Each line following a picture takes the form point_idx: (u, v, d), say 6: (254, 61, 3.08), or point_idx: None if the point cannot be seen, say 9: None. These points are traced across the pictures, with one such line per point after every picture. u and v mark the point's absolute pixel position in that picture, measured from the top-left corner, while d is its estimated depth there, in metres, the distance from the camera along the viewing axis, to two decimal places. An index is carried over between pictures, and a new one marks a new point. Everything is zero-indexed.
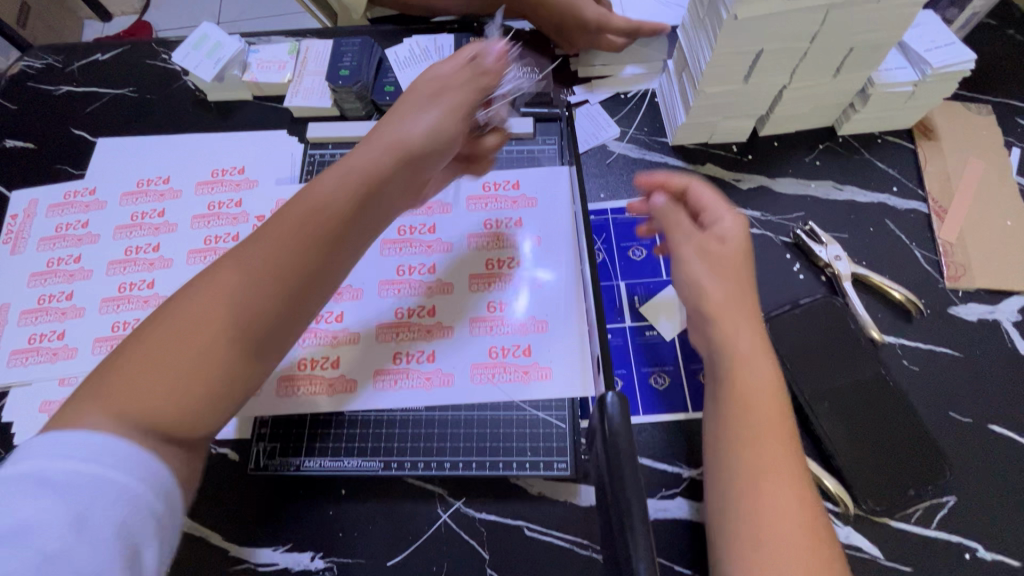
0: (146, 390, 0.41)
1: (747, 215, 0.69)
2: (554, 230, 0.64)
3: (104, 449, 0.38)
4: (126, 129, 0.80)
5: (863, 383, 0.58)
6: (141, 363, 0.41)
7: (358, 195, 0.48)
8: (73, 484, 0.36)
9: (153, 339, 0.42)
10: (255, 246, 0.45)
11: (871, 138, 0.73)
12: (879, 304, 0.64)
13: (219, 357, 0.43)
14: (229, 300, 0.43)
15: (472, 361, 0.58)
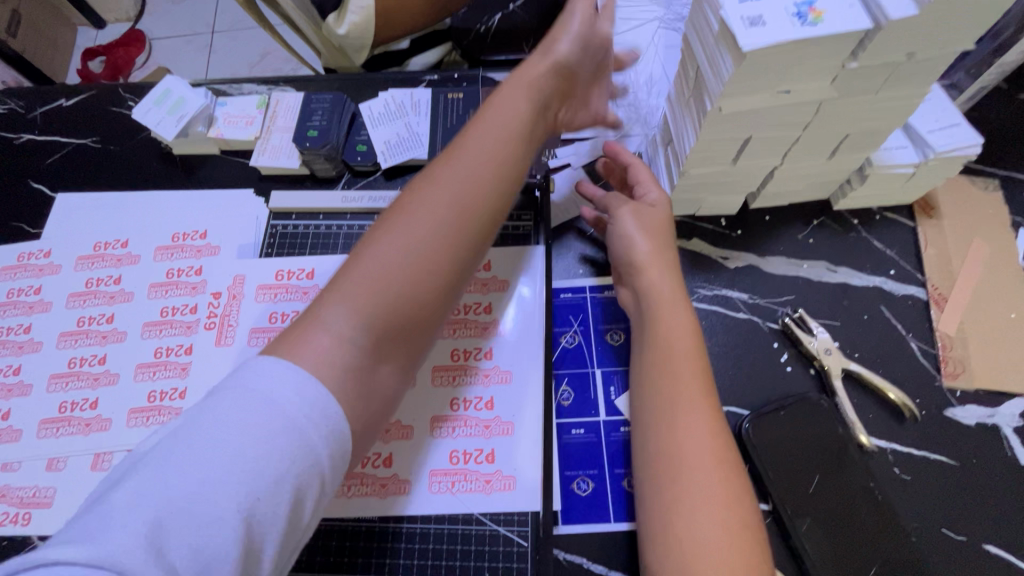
0: (344, 329, 0.42)
1: (734, 298, 0.65)
2: (521, 322, 0.61)
3: (301, 397, 0.37)
4: (87, 184, 0.76)
5: (849, 498, 0.54)
6: (369, 283, 0.44)
7: (495, 170, 0.51)
8: (272, 436, 0.35)
9: (370, 268, 0.45)
10: (425, 207, 0.47)
11: (869, 214, 0.69)
12: (871, 403, 0.60)
13: (417, 301, 0.45)
14: (413, 250, 0.45)
15: (432, 467, 0.55)
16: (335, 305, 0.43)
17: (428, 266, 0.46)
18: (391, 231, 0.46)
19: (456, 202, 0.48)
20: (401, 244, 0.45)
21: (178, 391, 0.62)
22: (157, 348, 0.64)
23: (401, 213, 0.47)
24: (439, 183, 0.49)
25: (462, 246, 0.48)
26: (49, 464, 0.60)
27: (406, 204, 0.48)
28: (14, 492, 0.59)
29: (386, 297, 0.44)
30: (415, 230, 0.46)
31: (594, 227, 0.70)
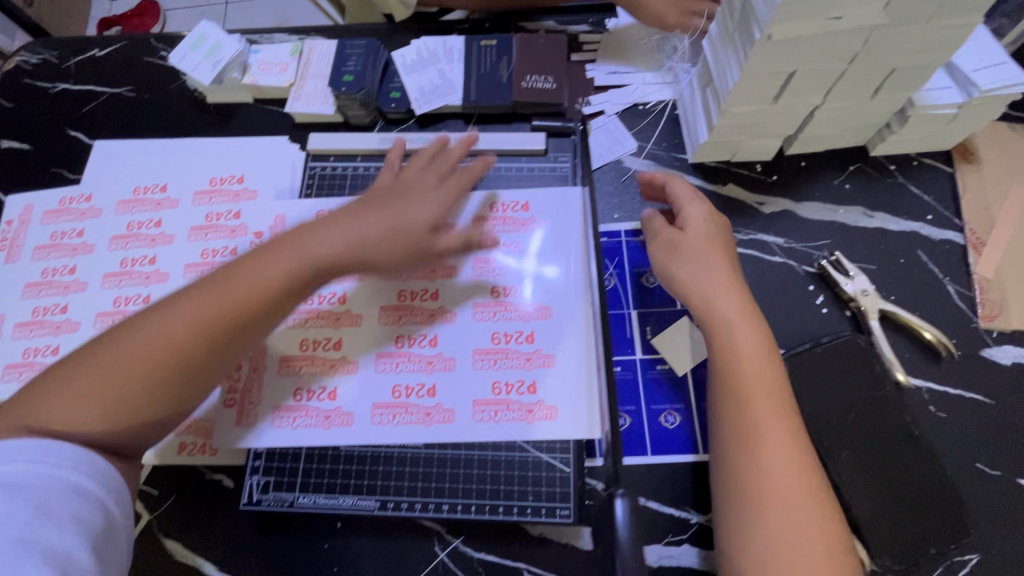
0: (69, 403, 0.47)
1: (770, 242, 0.65)
2: (562, 259, 0.59)
3: (44, 452, 0.44)
4: (123, 132, 0.77)
5: (886, 433, 0.55)
6: (58, 397, 0.47)
7: (247, 289, 0.50)
8: (14, 484, 0.42)
9: (125, 352, 0.48)
10: (149, 322, 0.49)
11: (907, 160, 0.69)
12: (906, 343, 0.60)
13: (144, 362, 0.48)
14: (109, 377, 0.47)
15: (474, 397, 0.55)
16: (66, 412, 0.47)
17: (186, 361, 0.49)
18: (179, 307, 0.49)
19: (256, 280, 0.50)
20: (175, 350, 0.48)
21: None
22: None
23: (202, 292, 0.50)
24: (218, 284, 0.50)
25: (188, 359, 0.49)
26: None
27: (227, 275, 0.51)
28: None
29: (105, 377, 0.47)
30: (218, 299, 0.49)
31: (628, 173, 0.70)
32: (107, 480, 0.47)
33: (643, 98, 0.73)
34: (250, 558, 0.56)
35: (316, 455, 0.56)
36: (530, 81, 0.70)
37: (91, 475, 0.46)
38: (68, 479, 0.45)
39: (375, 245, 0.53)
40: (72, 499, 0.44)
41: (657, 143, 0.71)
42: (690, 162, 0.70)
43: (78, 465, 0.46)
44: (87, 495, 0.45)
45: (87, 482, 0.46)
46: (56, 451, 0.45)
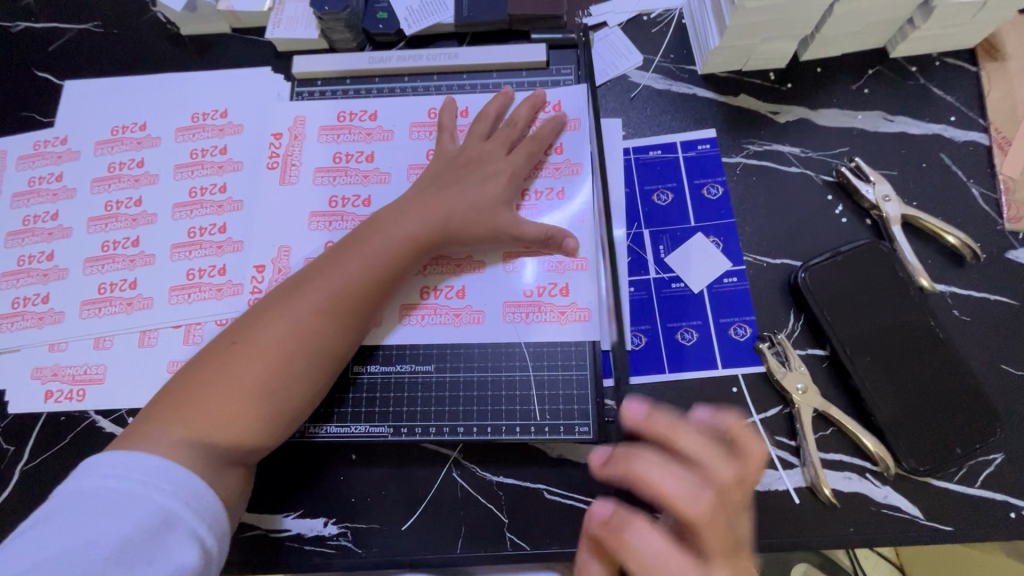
0: (206, 412, 0.44)
1: (785, 152, 0.62)
2: (581, 159, 0.58)
3: (157, 471, 0.41)
4: (93, 70, 0.72)
5: (912, 337, 0.53)
6: (204, 408, 0.44)
7: (345, 272, 0.49)
8: (120, 500, 0.39)
9: (250, 356, 0.46)
10: (278, 322, 0.47)
11: (929, 60, 0.65)
12: (930, 249, 0.58)
13: (278, 360, 0.46)
14: (249, 370, 0.45)
15: (505, 299, 0.55)
16: (220, 420, 0.44)
17: (318, 352, 0.48)
18: (300, 299, 0.48)
19: (372, 259, 0.50)
20: (309, 343, 0.47)
21: (216, 268, 0.61)
22: (190, 229, 0.63)
23: (314, 279, 0.49)
24: (323, 283, 0.49)
25: (314, 348, 0.47)
26: (97, 342, 0.60)
27: (333, 261, 0.50)
28: (66, 369, 0.60)
29: (243, 384, 0.45)
30: (339, 279, 0.49)
31: (636, 88, 0.66)
32: (205, 509, 0.42)
33: (647, 8, 0.68)
34: (264, 494, 0.55)
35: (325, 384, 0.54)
36: None
37: (186, 502, 0.41)
38: (160, 505, 0.40)
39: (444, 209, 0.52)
40: (159, 533, 0.38)
41: (665, 55, 0.67)
42: (699, 74, 0.66)
43: (177, 491, 0.41)
44: (178, 527, 0.40)
45: (181, 510, 0.40)
46: (163, 471, 0.41)
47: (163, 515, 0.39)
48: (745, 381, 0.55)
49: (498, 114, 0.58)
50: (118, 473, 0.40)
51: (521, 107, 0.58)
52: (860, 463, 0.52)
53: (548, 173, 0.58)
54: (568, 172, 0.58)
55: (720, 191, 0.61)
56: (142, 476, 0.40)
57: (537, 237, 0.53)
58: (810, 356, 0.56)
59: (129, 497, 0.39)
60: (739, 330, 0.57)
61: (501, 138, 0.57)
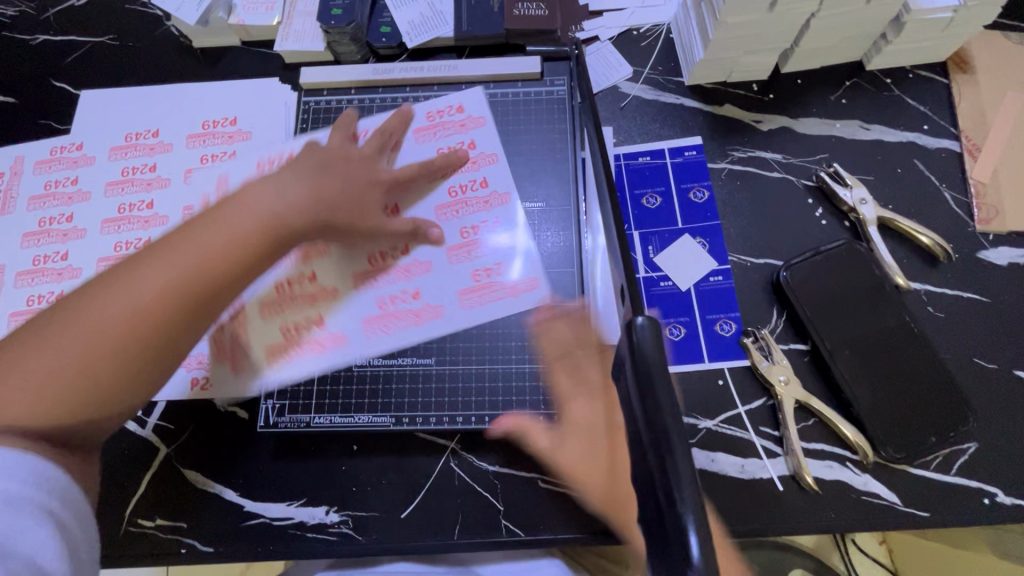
0: (30, 392, 0.41)
1: (767, 158, 0.66)
2: (494, 149, 0.63)
3: (7, 464, 0.38)
4: (108, 80, 0.75)
5: (887, 332, 0.56)
6: (27, 384, 0.41)
7: (199, 243, 0.46)
8: None
9: (77, 330, 0.42)
10: (114, 290, 0.44)
11: (903, 72, 0.68)
12: (904, 250, 0.61)
13: (105, 334, 0.42)
14: (76, 344, 0.42)
15: (458, 289, 0.59)
16: (40, 398, 0.41)
17: (161, 325, 0.44)
18: (143, 268, 0.45)
19: (239, 233, 0.47)
20: (149, 315, 0.43)
21: None
22: None
23: (162, 248, 0.46)
24: (167, 252, 0.45)
25: (156, 321, 0.44)
26: None
27: (185, 230, 0.47)
28: None
29: (67, 357, 0.42)
30: (190, 247, 0.46)
31: (626, 98, 0.69)
32: (65, 491, 0.40)
33: (636, 24, 0.72)
34: (270, 484, 0.57)
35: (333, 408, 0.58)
36: (522, 8, 0.69)
37: (46, 488, 0.39)
38: (8, 492, 0.37)
39: None
40: (24, 516, 0.37)
41: (654, 68, 0.70)
42: (686, 85, 0.70)
43: (36, 480, 0.39)
44: (31, 507, 0.38)
45: (33, 493, 0.39)
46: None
47: (26, 501, 0.38)
48: (732, 375, 0.58)
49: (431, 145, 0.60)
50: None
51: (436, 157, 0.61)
52: (840, 452, 0.55)
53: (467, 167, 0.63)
54: (485, 163, 0.63)
55: (706, 194, 0.64)
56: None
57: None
58: (792, 351, 0.58)
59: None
60: (725, 326, 0.59)
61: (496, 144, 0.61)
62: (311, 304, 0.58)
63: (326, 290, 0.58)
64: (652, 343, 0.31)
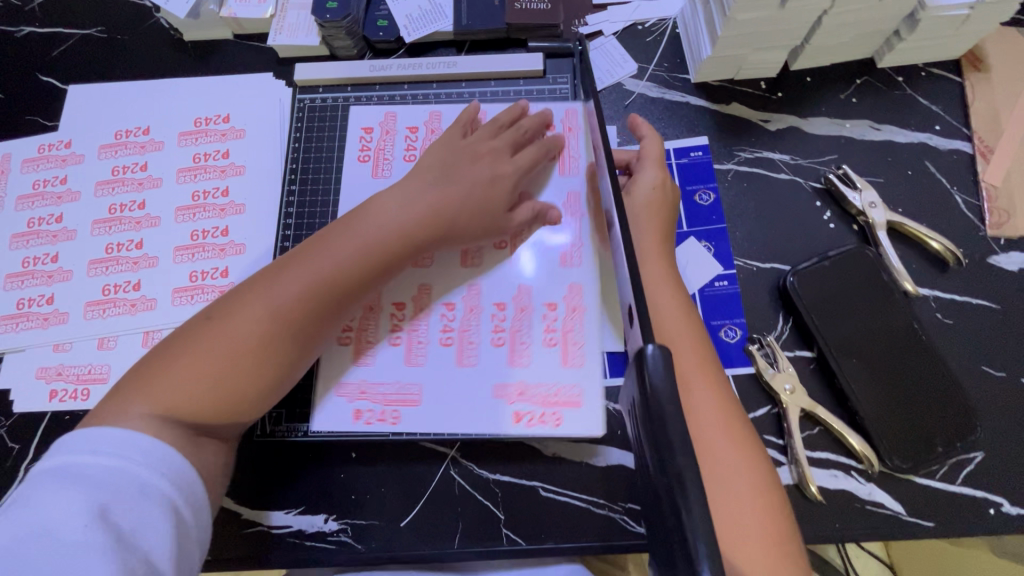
0: (180, 395, 0.46)
1: (775, 160, 0.64)
2: (577, 131, 0.63)
3: (125, 445, 0.43)
4: (97, 75, 0.73)
5: (896, 339, 0.55)
6: (174, 388, 0.46)
7: (321, 258, 0.51)
8: (98, 475, 0.41)
9: (219, 339, 0.47)
10: (254, 303, 0.49)
11: (915, 70, 0.67)
12: (914, 254, 0.60)
13: (245, 341, 0.47)
14: (219, 353, 0.47)
15: (547, 295, 0.58)
16: (191, 400, 0.46)
17: (292, 334, 0.49)
18: (276, 284, 0.50)
19: (364, 248, 0.52)
20: (277, 325, 0.49)
21: (219, 270, 0.62)
22: (193, 232, 0.64)
23: (293, 264, 0.51)
24: (300, 265, 0.51)
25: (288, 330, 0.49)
26: (101, 342, 0.61)
27: (309, 249, 0.52)
28: (71, 370, 0.60)
29: (228, 353, 0.47)
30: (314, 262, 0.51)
31: (631, 96, 0.68)
32: (182, 480, 0.44)
33: (641, 18, 0.70)
34: (267, 492, 0.56)
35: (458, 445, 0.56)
36: (523, 2, 0.67)
37: (164, 475, 0.43)
38: (139, 479, 0.42)
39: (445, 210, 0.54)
40: (142, 503, 0.41)
41: (659, 64, 0.68)
42: (692, 82, 0.68)
43: (153, 464, 0.43)
44: (155, 496, 0.42)
45: (160, 484, 0.43)
46: (132, 443, 0.43)
47: (144, 487, 0.42)
48: (736, 382, 0.57)
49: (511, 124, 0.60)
50: (87, 449, 0.42)
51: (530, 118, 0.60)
52: (845, 461, 0.54)
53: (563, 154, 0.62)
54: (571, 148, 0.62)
55: (712, 197, 0.63)
56: (110, 450, 0.42)
57: (526, 219, 0.58)
58: (798, 358, 0.57)
59: (98, 471, 0.41)
60: (729, 332, 0.58)
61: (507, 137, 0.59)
62: (391, 348, 0.57)
63: (397, 329, 0.58)
64: (660, 372, 0.31)
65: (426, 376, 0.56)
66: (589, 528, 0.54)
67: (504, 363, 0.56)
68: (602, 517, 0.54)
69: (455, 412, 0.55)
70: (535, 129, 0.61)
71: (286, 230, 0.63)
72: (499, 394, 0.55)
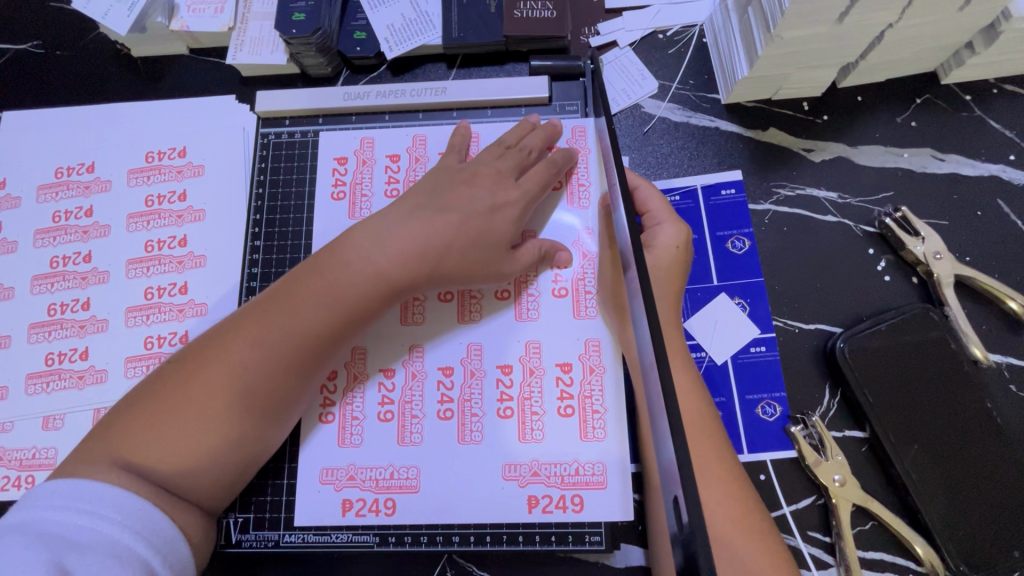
0: (148, 452, 0.38)
1: (820, 199, 0.55)
2: (589, 149, 0.52)
3: (97, 495, 0.35)
4: (33, 99, 0.63)
5: (965, 420, 0.47)
6: (137, 444, 0.39)
7: (313, 293, 0.43)
8: (67, 533, 0.33)
9: (194, 386, 0.40)
10: (234, 342, 0.41)
11: (986, 87, 0.57)
12: (983, 313, 0.51)
13: (223, 390, 0.40)
14: (193, 402, 0.40)
15: (554, 358, 0.47)
16: (159, 460, 0.39)
17: (278, 383, 0.42)
18: (258, 323, 0.42)
19: (360, 287, 0.44)
20: (263, 372, 0.41)
21: (177, 336, 0.54)
22: (147, 289, 0.56)
23: (279, 300, 0.43)
24: (284, 301, 0.43)
25: (273, 375, 0.42)
26: (46, 422, 0.53)
27: (300, 280, 0.44)
28: (12, 454, 0.53)
29: (201, 409, 0.40)
30: (304, 299, 0.43)
31: (651, 121, 0.58)
32: (160, 539, 0.36)
33: (662, 25, 0.60)
34: None
35: (473, 545, 0.44)
36: (524, 9, 0.57)
37: (140, 533, 0.35)
38: (109, 535, 0.34)
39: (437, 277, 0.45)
40: (112, 563, 0.33)
41: (683, 82, 0.59)
42: (723, 103, 0.58)
43: (128, 520, 0.35)
44: (128, 557, 0.34)
45: (133, 542, 0.35)
46: (102, 497, 0.35)
47: (115, 546, 0.34)
48: (775, 467, 0.49)
49: (516, 141, 0.50)
50: (48, 502, 0.35)
51: (534, 134, 0.50)
52: (902, 562, 0.47)
53: (571, 186, 0.51)
54: (584, 174, 0.51)
55: (747, 245, 0.54)
56: (85, 504, 0.35)
57: (531, 261, 0.47)
58: (847, 440, 0.50)
59: (61, 526, 0.34)
60: (767, 409, 0.50)
61: (511, 166, 0.48)
62: (381, 426, 0.46)
63: (386, 400, 0.47)
64: None
65: (425, 455, 0.45)
66: None
67: (511, 441, 0.45)
68: None
69: (466, 505, 0.44)
70: (540, 149, 0.50)
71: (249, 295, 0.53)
72: (506, 478, 0.44)
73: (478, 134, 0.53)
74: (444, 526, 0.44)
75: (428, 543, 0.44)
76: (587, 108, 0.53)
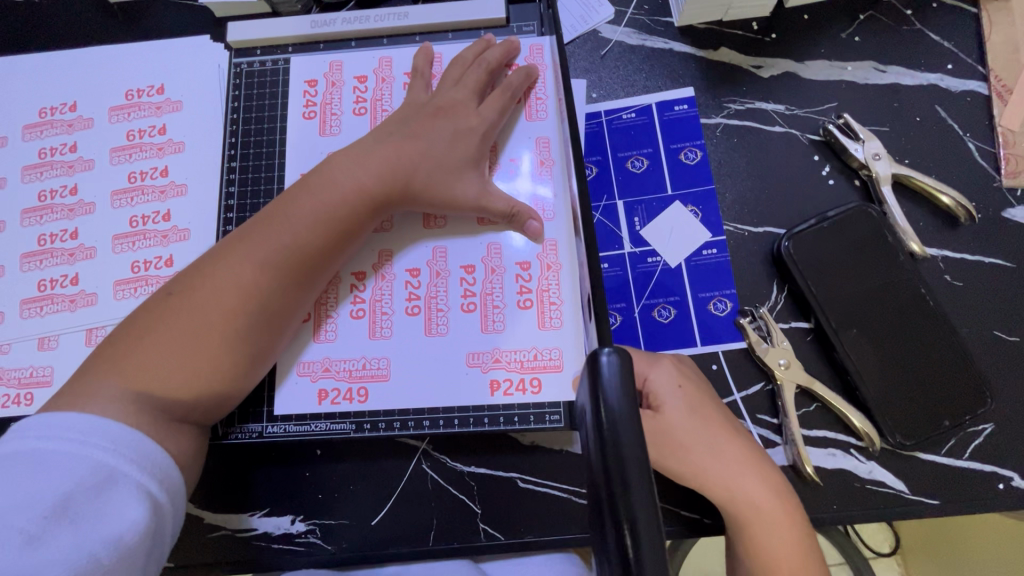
0: (152, 370, 0.41)
1: (768, 111, 0.58)
2: (545, 65, 0.55)
3: (89, 427, 0.38)
4: (15, 46, 0.65)
5: (900, 305, 0.51)
6: (141, 362, 0.41)
7: (298, 219, 0.46)
8: (60, 462, 0.36)
9: (192, 308, 0.43)
10: (227, 269, 0.44)
11: (926, 2, 0.59)
12: (921, 210, 0.54)
13: (218, 311, 0.43)
14: (191, 323, 0.42)
15: (515, 257, 0.50)
16: (162, 376, 0.41)
17: (271, 302, 0.45)
18: (248, 249, 0.45)
19: (335, 205, 0.46)
20: (256, 292, 0.44)
21: (163, 259, 0.57)
22: (132, 217, 0.58)
23: (266, 228, 0.46)
24: (271, 229, 0.45)
25: (266, 295, 0.44)
26: (42, 343, 0.56)
27: (284, 208, 0.46)
28: (11, 373, 0.56)
29: (200, 326, 0.42)
30: (290, 225, 0.45)
31: (607, 44, 0.60)
32: (155, 466, 0.39)
33: None
34: (229, 494, 0.53)
35: (442, 427, 0.48)
36: None
37: (133, 461, 0.38)
38: (102, 462, 0.37)
39: (402, 183, 0.48)
40: (104, 492, 0.36)
41: (638, 7, 0.61)
42: (676, 26, 0.60)
43: (120, 449, 0.38)
44: (123, 484, 0.37)
45: (127, 468, 0.38)
46: (98, 427, 0.38)
47: (107, 473, 0.37)
48: (726, 357, 0.53)
49: (474, 58, 0.53)
50: (43, 432, 0.37)
51: (492, 51, 0.53)
52: (845, 438, 0.50)
53: (529, 100, 0.54)
54: (540, 88, 0.54)
55: (699, 155, 0.57)
56: (77, 434, 0.37)
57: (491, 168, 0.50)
58: (793, 330, 0.53)
59: (56, 456, 0.36)
60: (718, 305, 0.54)
61: (471, 82, 0.52)
62: (354, 322, 0.50)
63: (357, 299, 0.50)
64: (616, 385, 0.27)
65: (394, 347, 0.49)
66: (572, 519, 0.51)
67: (476, 332, 0.49)
68: (585, 507, 0.51)
69: (436, 390, 0.48)
70: (498, 64, 0.53)
71: (228, 213, 0.55)
72: (471, 364, 0.49)
73: (440, 55, 0.56)
74: (415, 412, 0.48)
75: (403, 428, 0.48)
76: (545, 29, 0.56)
